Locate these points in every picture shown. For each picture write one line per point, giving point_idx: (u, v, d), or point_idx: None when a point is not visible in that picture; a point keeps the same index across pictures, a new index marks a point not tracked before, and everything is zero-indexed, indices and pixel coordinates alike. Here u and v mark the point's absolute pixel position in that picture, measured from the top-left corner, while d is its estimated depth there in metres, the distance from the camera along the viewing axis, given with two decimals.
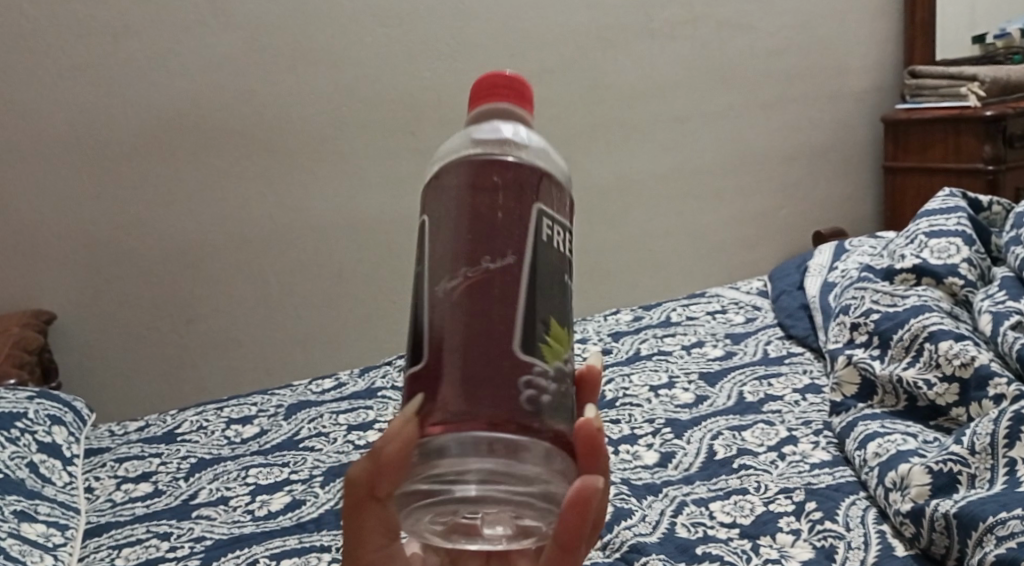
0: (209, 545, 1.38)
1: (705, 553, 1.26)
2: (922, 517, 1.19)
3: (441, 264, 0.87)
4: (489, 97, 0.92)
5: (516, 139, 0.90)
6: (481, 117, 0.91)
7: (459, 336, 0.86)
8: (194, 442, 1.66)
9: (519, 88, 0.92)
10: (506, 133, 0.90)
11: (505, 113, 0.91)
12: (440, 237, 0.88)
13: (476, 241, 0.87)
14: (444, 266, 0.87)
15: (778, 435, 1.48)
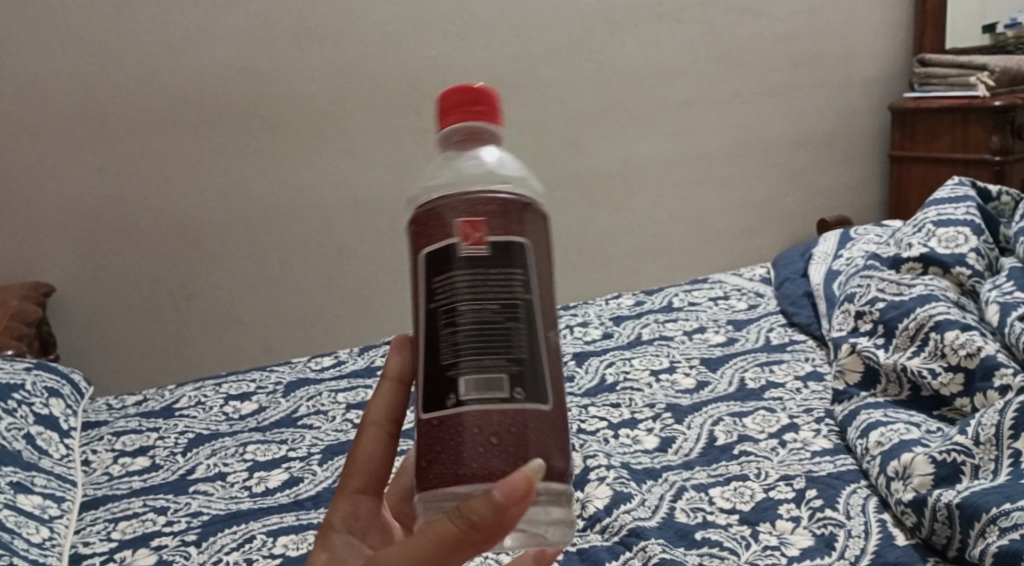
0: (206, 520, 1.38)
1: (704, 538, 1.26)
2: (925, 507, 1.19)
3: (546, 313, 0.90)
4: (465, 112, 0.92)
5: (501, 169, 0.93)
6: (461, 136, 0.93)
7: (560, 395, 0.90)
8: (193, 418, 1.65)
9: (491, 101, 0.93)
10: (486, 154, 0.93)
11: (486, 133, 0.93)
12: (546, 282, 0.90)
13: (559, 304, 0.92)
14: (549, 318, 0.90)
15: (779, 422, 1.47)
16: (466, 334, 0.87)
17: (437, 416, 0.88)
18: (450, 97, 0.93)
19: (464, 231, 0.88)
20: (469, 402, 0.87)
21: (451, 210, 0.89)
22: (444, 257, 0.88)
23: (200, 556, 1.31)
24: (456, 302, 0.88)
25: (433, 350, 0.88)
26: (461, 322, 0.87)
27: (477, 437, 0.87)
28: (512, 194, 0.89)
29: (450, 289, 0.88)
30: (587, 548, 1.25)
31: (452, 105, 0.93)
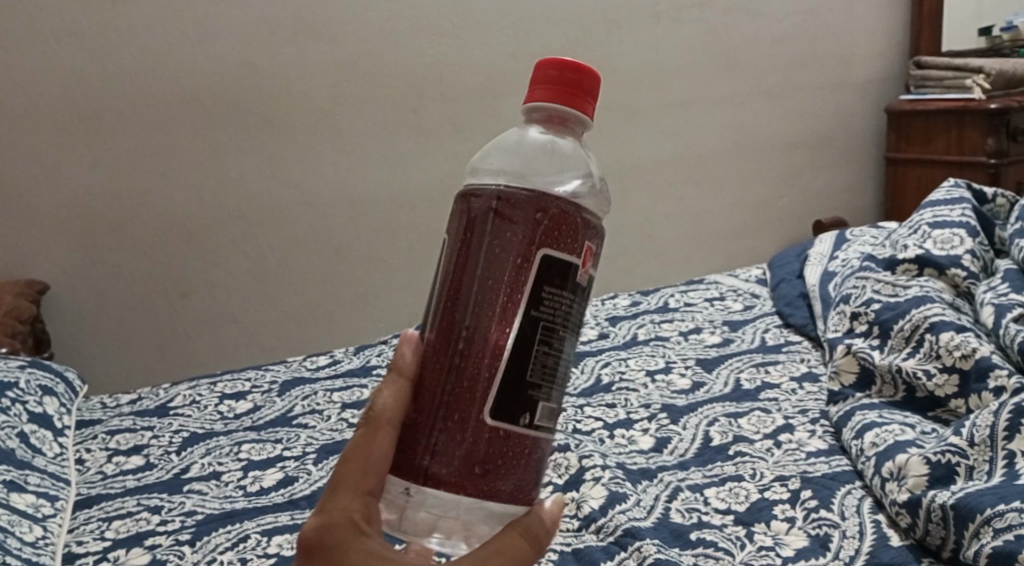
0: (200, 520, 1.37)
1: (698, 538, 1.26)
2: (919, 507, 1.19)
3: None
4: (555, 93, 0.95)
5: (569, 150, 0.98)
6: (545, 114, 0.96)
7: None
8: (187, 417, 1.64)
9: (584, 85, 0.95)
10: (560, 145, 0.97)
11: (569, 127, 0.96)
12: None
13: None
14: None
15: (775, 422, 1.48)
16: (557, 356, 0.94)
17: (507, 429, 0.93)
18: (560, 73, 0.95)
19: (586, 256, 0.95)
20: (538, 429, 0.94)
21: (583, 231, 0.95)
22: (561, 274, 0.94)
23: (195, 555, 1.31)
24: (559, 324, 0.94)
25: (522, 361, 0.93)
26: (556, 345, 0.94)
27: (534, 462, 0.95)
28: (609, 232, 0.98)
29: (556, 310, 0.94)
30: (581, 549, 1.26)
31: (553, 80, 0.95)
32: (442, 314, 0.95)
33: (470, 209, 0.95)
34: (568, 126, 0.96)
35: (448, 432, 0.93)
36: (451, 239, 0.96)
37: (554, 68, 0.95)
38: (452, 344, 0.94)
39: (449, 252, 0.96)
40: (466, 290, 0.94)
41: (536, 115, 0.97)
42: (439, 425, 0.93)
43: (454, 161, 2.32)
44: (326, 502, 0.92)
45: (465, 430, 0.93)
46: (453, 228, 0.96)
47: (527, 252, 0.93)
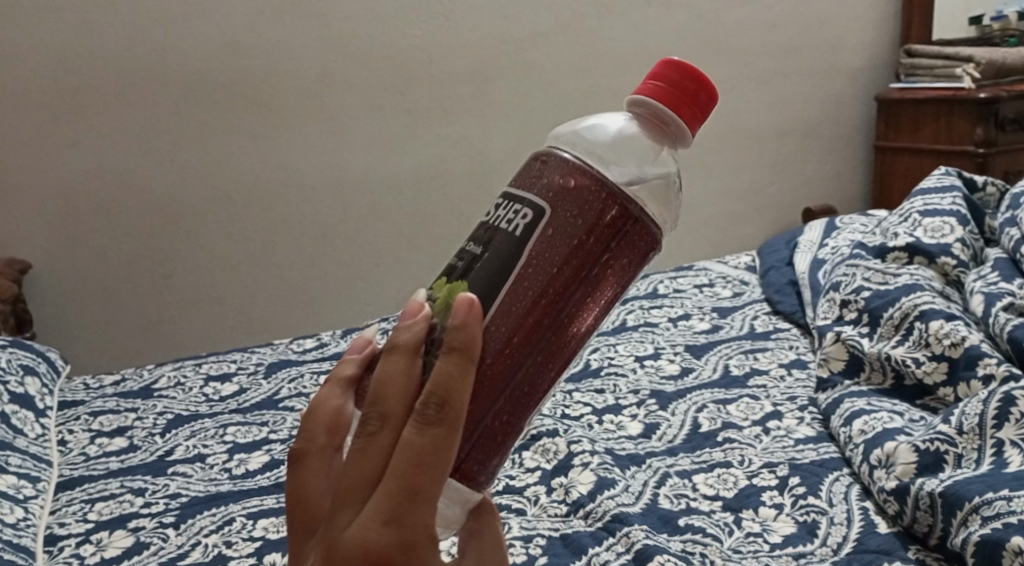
0: (184, 502, 1.37)
1: (686, 524, 1.27)
2: (907, 495, 1.20)
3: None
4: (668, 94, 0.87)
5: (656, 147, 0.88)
6: (655, 114, 0.88)
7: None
8: (172, 398, 1.63)
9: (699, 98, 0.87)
10: (657, 163, 0.88)
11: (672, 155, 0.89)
12: None
13: None
14: None
15: (763, 409, 1.49)
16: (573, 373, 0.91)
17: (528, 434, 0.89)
18: (701, 94, 0.87)
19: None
20: None
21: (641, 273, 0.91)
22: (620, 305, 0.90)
23: (178, 538, 1.30)
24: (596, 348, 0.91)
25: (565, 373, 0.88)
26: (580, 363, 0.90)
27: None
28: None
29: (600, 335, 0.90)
30: (570, 534, 1.26)
31: (690, 93, 0.87)
32: (521, 302, 0.84)
33: (591, 201, 0.84)
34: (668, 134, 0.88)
35: (491, 430, 0.86)
36: (557, 220, 0.84)
37: (675, 71, 0.87)
38: (528, 343, 0.85)
39: (549, 233, 0.84)
40: (558, 290, 0.85)
41: (649, 108, 0.88)
42: (485, 420, 0.85)
43: (443, 145, 2.31)
44: (400, 513, 0.81)
45: (506, 432, 0.86)
46: (560, 208, 0.84)
47: (622, 280, 0.86)
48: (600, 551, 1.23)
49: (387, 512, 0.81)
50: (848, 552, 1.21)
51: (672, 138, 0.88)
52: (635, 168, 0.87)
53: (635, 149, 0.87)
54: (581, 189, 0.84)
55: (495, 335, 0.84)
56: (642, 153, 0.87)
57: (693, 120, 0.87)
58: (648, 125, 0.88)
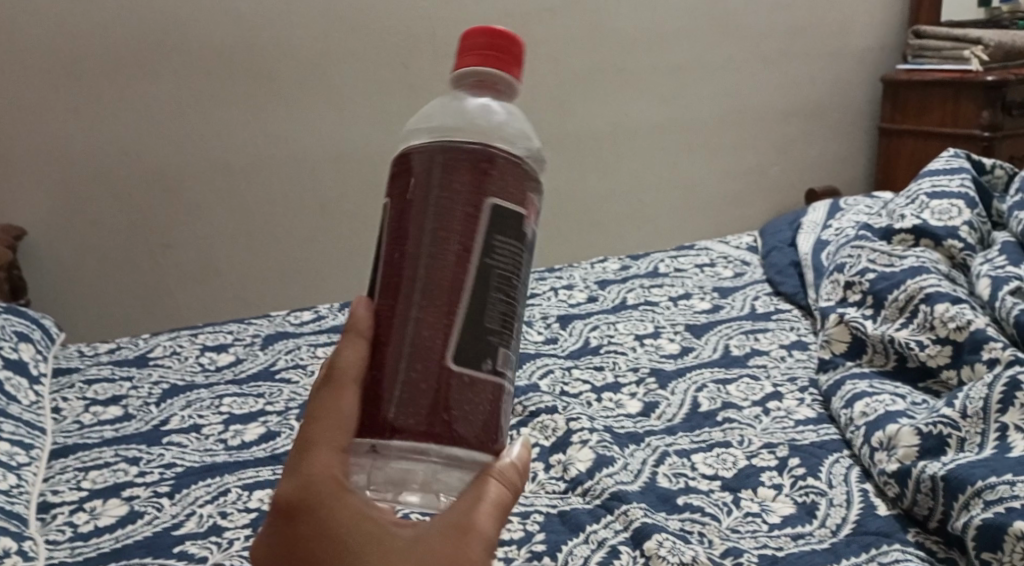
0: (179, 472, 1.36)
1: (685, 504, 1.29)
2: (908, 478, 1.20)
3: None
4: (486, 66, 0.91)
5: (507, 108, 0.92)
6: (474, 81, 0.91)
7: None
8: (167, 368, 1.61)
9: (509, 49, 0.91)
10: (503, 118, 0.91)
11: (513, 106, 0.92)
12: None
13: None
14: None
15: (763, 390, 1.49)
16: (513, 307, 0.89)
17: (473, 376, 0.87)
18: (509, 43, 0.91)
19: (533, 209, 0.90)
20: (504, 370, 0.88)
21: (528, 182, 0.90)
22: (510, 217, 0.88)
23: (173, 508, 1.30)
24: (514, 269, 0.89)
25: (481, 302, 0.87)
26: (511, 294, 0.89)
27: (500, 408, 0.89)
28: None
29: (509, 255, 0.88)
30: (568, 511, 1.27)
31: (491, 48, 0.91)
32: (394, 267, 0.88)
33: (413, 162, 0.89)
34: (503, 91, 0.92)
35: (411, 380, 0.87)
36: (393, 193, 0.89)
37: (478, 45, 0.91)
38: (406, 291, 0.88)
39: (393, 205, 0.89)
40: (422, 239, 0.87)
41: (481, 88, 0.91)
42: (401, 374, 0.87)
43: None
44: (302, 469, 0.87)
45: (429, 377, 0.87)
46: (393, 185, 0.90)
47: (478, 194, 0.87)
48: (598, 528, 1.24)
49: (291, 466, 0.88)
50: (847, 533, 1.24)
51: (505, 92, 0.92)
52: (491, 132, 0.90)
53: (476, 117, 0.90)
54: (403, 159, 0.89)
55: (378, 303, 0.89)
56: (487, 116, 0.91)
57: (509, 66, 0.91)
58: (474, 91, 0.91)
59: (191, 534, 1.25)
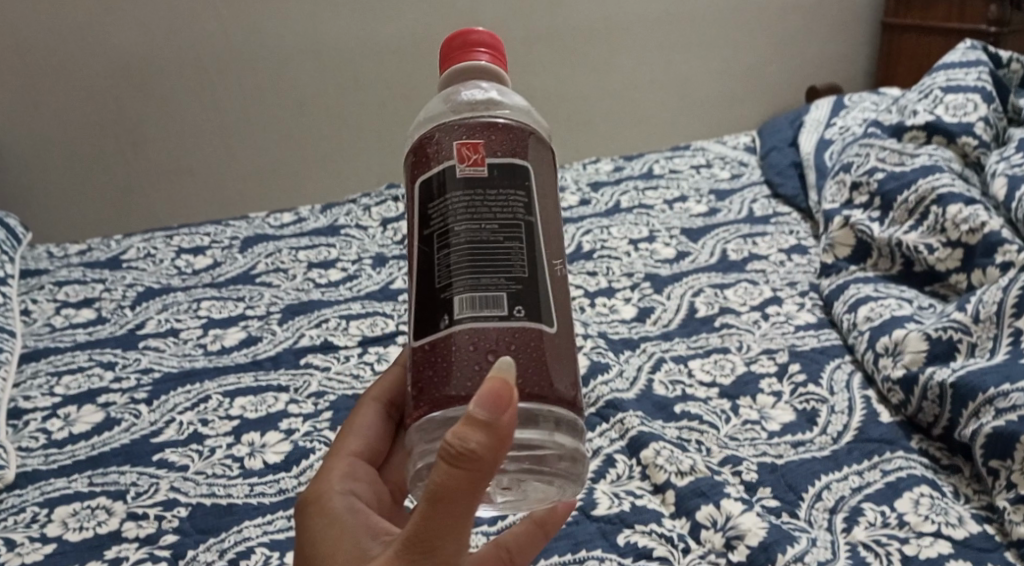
0: (156, 379, 1.31)
1: (683, 411, 1.26)
2: (915, 386, 1.18)
3: (550, 242, 0.85)
4: (458, 55, 0.91)
5: (486, 94, 0.88)
6: (458, 77, 0.90)
7: (563, 317, 0.85)
8: (142, 270, 1.54)
9: (479, 40, 0.91)
10: (485, 98, 0.88)
11: (490, 87, 0.89)
12: (546, 207, 0.85)
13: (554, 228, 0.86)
14: (553, 247, 0.85)
15: (762, 295, 1.44)
16: (461, 252, 0.82)
17: (431, 343, 0.83)
18: (476, 36, 0.91)
19: (460, 152, 0.84)
20: (459, 320, 0.82)
21: (446, 134, 0.85)
22: (436, 178, 0.84)
23: (152, 415, 1.26)
24: (449, 220, 0.83)
25: (427, 270, 0.84)
26: (453, 242, 0.83)
27: (470, 357, 0.82)
28: (526, 128, 0.87)
29: (442, 210, 0.83)
30: None
31: (464, 43, 0.91)
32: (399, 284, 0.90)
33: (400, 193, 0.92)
34: (477, 77, 0.90)
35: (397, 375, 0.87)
36: None
37: (451, 39, 0.91)
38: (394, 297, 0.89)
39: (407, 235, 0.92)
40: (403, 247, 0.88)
41: (456, 72, 0.90)
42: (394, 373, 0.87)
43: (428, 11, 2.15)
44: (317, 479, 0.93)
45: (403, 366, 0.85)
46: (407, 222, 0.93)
47: (406, 184, 0.87)
48: (594, 437, 1.23)
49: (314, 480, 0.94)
50: (849, 441, 1.21)
51: (493, 80, 0.90)
52: (464, 111, 0.87)
53: (463, 103, 0.88)
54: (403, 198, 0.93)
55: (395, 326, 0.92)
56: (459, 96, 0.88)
57: (494, 58, 0.91)
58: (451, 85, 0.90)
59: (171, 442, 1.22)
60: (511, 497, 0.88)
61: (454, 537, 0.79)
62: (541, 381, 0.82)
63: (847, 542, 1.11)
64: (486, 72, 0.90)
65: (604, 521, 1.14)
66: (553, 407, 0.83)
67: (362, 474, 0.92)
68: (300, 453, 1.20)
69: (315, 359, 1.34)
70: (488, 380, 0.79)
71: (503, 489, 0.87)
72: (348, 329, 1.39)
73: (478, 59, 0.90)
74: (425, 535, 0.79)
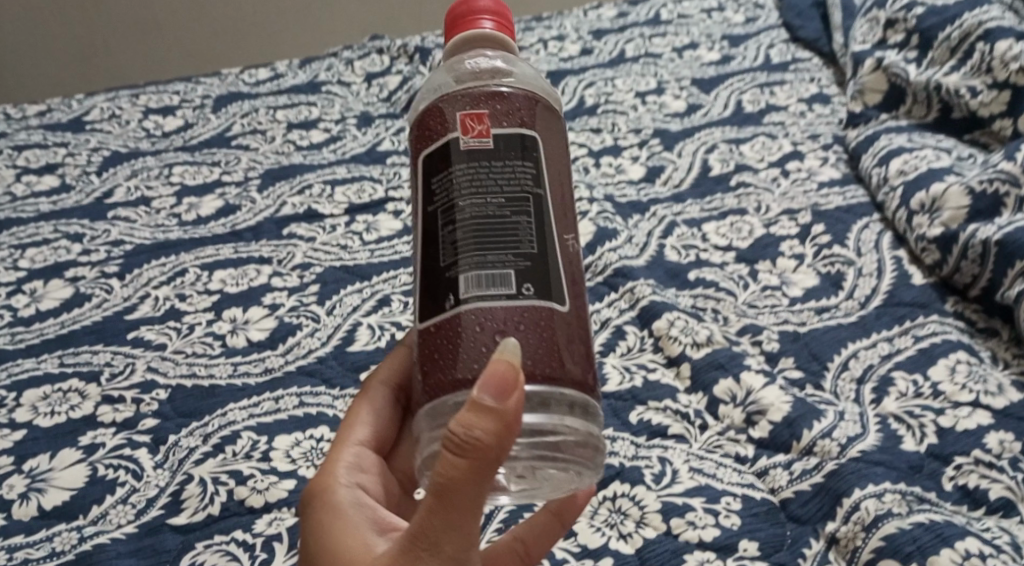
0: (129, 252, 1.20)
1: (698, 279, 1.16)
2: (954, 244, 1.11)
3: (563, 217, 0.76)
4: (461, 24, 0.80)
5: (494, 66, 0.78)
6: (461, 48, 0.80)
7: (577, 297, 0.76)
8: (107, 133, 1.41)
9: (484, 6, 0.80)
10: (494, 68, 0.78)
11: (500, 60, 0.79)
12: (557, 177, 0.76)
13: (566, 202, 0.77)
14: (565, 223, 0.76)
15: (782, 150, 1.32)
16: (467, 228, 0.73)
17: (436, 325, 0.74)
18: (479, 0, 0.81)
19: (463, 123, 0.75)
20: (465, 301, 0.73)
21: (451, 103, 0.76)
22: (440, 151, 0.75)
23: (124, 290, 1.15)
24: (454, 195, 0.74)
25: (431, 251, 0.75)
26: (459, 218, 0.74)
27: (478, 338, 0.72)
28: (535, 97, 0.77)
29: (447, 185, 0.74)
30: None
31: (468, 11, 0.80)
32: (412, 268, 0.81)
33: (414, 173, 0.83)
34: (483, 50, 0.79)
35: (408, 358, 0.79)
36: None
37: (454, 4, 0.81)
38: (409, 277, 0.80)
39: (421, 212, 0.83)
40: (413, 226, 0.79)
41: (460, 44, 0.80)
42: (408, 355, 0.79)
43: None
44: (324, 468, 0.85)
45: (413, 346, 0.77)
46: None
47: (412, 161, 0.78)
48: (602, 308, 1.13)
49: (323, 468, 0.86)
50: (878, 306, 1.12)
51: (500, 50, 0.79)
52: (471, 80, 0.77)
53: (467, 72, 0.78)
54: None
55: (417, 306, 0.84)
56: (465, 68, 0.78)
57: (500, 25, 0.80)
58: (456, 56, 0.80)
59: (147, 319, 1.11)
60: (525, 486, 0.78)
61: (463, 532, 0.72)
62: (553, 362, 0.73)
63: (876, 415, 1.02)
64: (492, 41, 0.79)
65: (615, 398, 1.05)
66: (566, 389, 0.73)
67: (368, 461, 0.85)
68: (286, 331, 1.10)
69: (299, 230, 1.22)
70: (493, 363, 0.70)
71: (516, 476, 0.78)
72: (333, 197, 1.27)
73: (482, 29, 0.80)
74: (432, 531, 0.72)
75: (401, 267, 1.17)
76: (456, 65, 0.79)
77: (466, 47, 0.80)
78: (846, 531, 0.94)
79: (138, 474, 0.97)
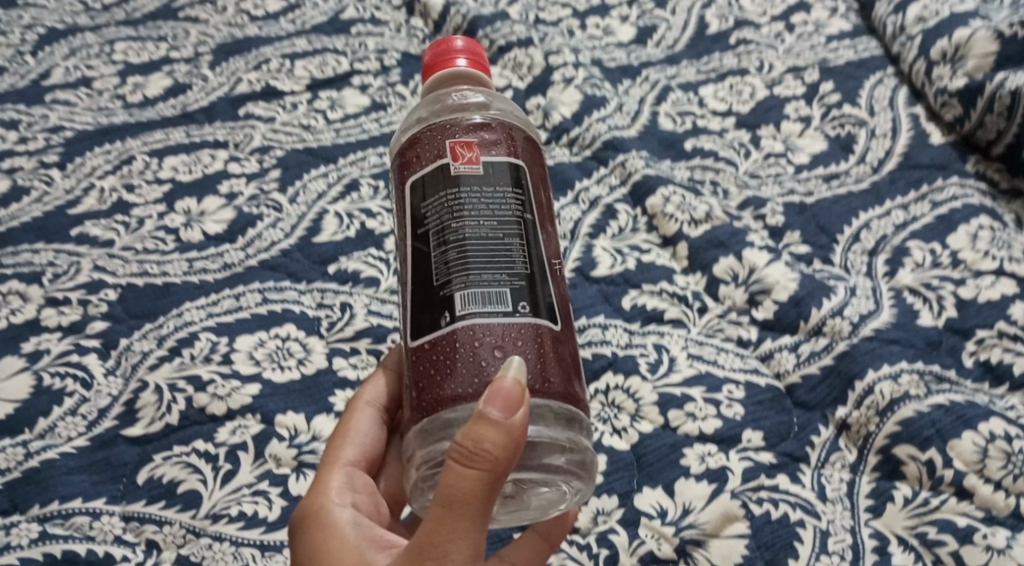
0: (69, 139, 1.09)
1: (694, 149, 1.05)
2: (979, 97, 1.01)
3: (549, 244, 0.73)
4: (438, 65, 0.77)
5: (476, 101, 0.76)
6: (438, 87, 0.77)
7: (565, 318, 0.72)
8: (41, 7, 1.26)
9: (459, 46, 0.78)
10: (476, 103, 0.76)
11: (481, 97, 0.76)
12: (542, 205, 0.73)
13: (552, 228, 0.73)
14: (552, 248, 0.73)
15: (786, 1, 1.19)
16: (458, 248, 0.69)
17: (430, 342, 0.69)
18: (454, 41, 0.78)
19: (453, 149, 0.71)
20: (462, 317, 0.68)
21: (437, 133, 0.73)
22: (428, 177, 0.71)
23: (66, 182, 1.05)
24: (446, 218, 0.70)
25: (421, 274, 0.70)
26: (451, 239, 0.69)
27: (474, 355, 0.68)
28: (519, 128, 0.75)
29: (438, 209, 0.70)
30: (552, 166, 1.05)
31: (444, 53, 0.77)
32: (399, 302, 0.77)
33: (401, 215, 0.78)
34: (460, 89, 0.76)
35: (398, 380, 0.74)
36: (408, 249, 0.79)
37: (432, 45, 0.79)
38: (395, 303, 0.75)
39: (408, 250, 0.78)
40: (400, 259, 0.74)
41: (439, 84, 0.77)
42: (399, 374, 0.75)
43: None
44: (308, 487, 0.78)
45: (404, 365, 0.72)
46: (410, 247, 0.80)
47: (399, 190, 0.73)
48: (591, 185, 1.03)
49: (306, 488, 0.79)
50: (892, 170, 1.02)
51: (476, 86, 0.77)
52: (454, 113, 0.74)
53: (449, 106, 0.75)
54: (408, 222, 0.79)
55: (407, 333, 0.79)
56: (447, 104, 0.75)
57: (475, 62, 0.78)
58: (435, 96, 0.77)
59: (91, 214, 1.02)
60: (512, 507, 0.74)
61: (471, 543, 0.66)
62: (549, 378, 0.69)
63: (890, 288, 0.94)
64: (472, 82, 0.77)
65: (606, 283, 0.96)
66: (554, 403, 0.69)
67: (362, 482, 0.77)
68: (245, 222, 1.01)
69: (256, 110, 1.12)
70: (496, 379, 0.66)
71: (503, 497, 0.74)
72: (293, 71, 1.16)
73: (459, 69, 0.77)
74: (439, 542, 0.66)
75: (368, 147, 1.08)
76: (438, 102, 0.76)
77: (446, 85, 0.77)
78: (858, 416, 0.86)
79: (88, 383, 0.89)
